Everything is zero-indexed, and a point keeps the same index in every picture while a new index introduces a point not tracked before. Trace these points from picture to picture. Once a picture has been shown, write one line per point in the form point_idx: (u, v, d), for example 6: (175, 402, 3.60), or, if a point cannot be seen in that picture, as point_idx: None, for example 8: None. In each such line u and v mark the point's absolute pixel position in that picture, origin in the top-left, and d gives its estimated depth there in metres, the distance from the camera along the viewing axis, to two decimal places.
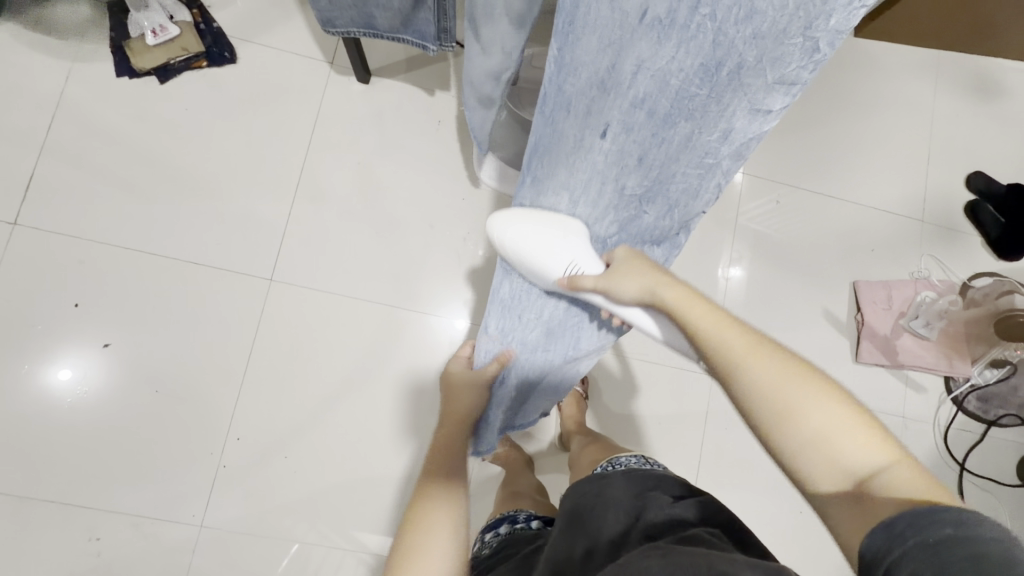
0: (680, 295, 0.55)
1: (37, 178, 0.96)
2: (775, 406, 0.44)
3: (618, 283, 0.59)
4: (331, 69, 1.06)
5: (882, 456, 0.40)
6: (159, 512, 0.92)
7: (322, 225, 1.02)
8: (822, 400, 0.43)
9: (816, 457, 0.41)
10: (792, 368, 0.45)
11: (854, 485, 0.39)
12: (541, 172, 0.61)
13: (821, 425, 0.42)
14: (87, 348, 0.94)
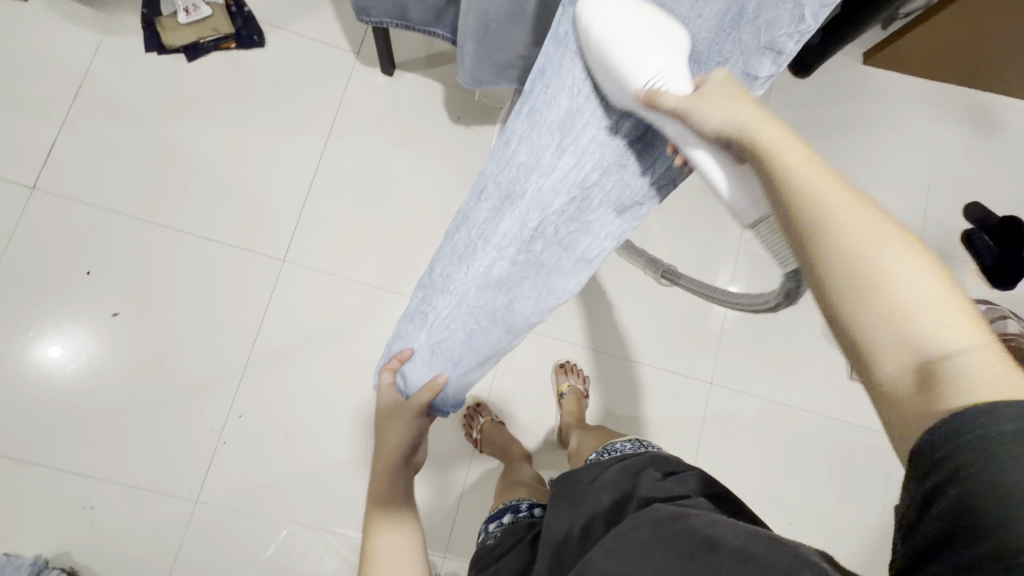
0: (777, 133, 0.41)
1: (59, 145, 0.97)
2: (863, 257, 0.32)
3: (703, 107, 0.46)
4: (356, 60, 1.08)
5: (967, 335, 0.29)
6: (155, 485, 0.92)
7: (337, 210, 1.04)
8: (899, 249, 0.32)
9: (900, 334, 0.30)
10: (890, 230, 0.33)
11: (919, 366, 0.29)
12: (518, 132, 0.63)
13: (917, 290, 0.31)
14: (96, 316, 0.94)
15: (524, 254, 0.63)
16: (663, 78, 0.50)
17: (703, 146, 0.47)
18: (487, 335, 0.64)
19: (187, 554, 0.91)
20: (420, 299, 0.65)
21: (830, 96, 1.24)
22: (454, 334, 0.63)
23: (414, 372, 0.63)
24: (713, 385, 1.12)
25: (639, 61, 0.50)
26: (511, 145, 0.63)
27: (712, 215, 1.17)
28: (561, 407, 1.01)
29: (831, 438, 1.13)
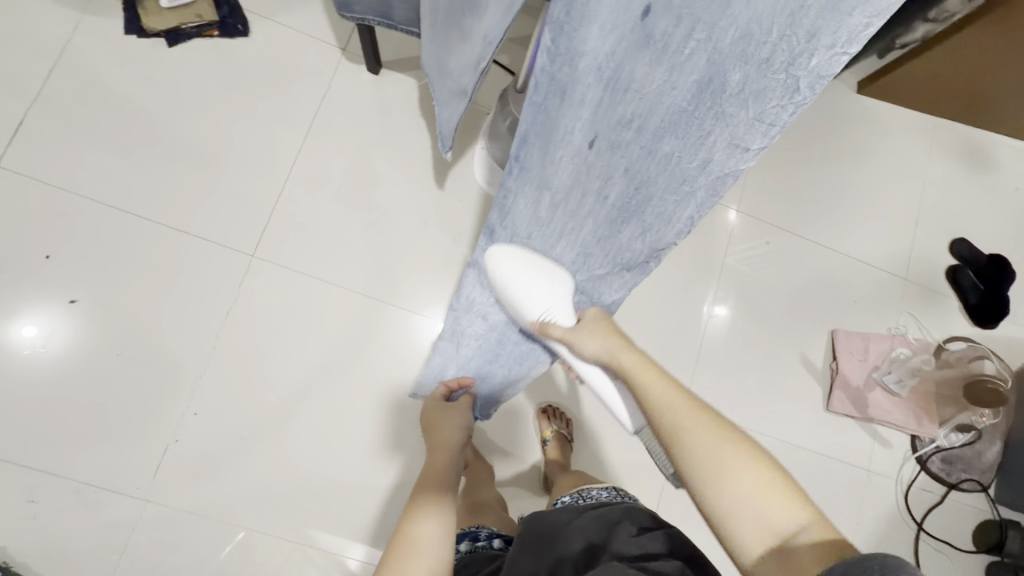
0: (634, 361, 0.62)
1: (28, 123, 0.94)
2: (713, 468, 0.50)
3: (586, 345, 0.67)
4: (342, 56, 1.06)
5: (794, 515, 0.47)
6: (101, 481, 0.88)
7: (313, 207, 1.01)
8: (734, 458, 0.51)
9: (748, 526, 0.48)
10: (730, 441, 0.52)
11: (775, 543, 0.46)
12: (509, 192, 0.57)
13: (750, 489, 0.49)
14: (53, 302, 0.91)
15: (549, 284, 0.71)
16: (553, 315, 0.68)
17: (590, 366, 0.69)
18: (513, 350, 0.78)
19: (131, 554, 0.88)
20: (451, 320, 0.75)
21: (822, 122, 1.23)
22: (480, 351, 0.78)
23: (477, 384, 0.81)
24: None
25: (532, 299, 0.67)
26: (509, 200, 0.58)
27: (698, 235, 1.15)
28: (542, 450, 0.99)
29: (805, 470, 1.10)
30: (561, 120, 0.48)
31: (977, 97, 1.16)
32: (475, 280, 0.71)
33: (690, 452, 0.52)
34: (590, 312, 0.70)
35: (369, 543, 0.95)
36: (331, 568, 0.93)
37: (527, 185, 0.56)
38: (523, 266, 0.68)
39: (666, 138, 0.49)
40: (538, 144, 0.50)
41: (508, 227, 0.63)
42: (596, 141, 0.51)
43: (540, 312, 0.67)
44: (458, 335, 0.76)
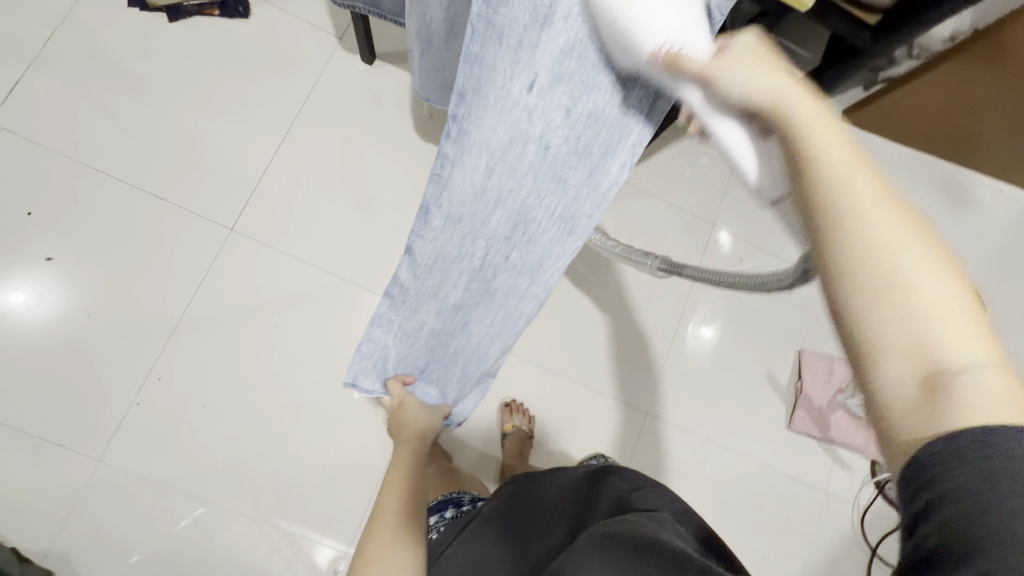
0: (811, 107, 0.37)
1: (23, 84, 0.97)
2: (874, 270, 0.31)
3: (724, 73, 0.40)
4: (338, 44, 1.09)
5: (979, 352, 0.28)
6: (58, 438, 0.89)
7: (296, 187, 1.03)
8: (932, 263, 0.30)
9: (911, 353, 0.29)
10: (918, 229, 0.31)
11: (931, 375, 0.28)
12: (449, 158, 0.45)
13: (934, 299, 0.29)
14: (30, 258, 0.93)
15: (474, 282, 0.57)
16: (684, 36, 0.40)
17: (725, 113, 0.42)
18: (449, 364, 0.70)
19: (80, 512, 0.88)
20: (378, 319, 0.59)
21: None
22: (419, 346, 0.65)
23: (420, 389, 0.73)
24: (651, 415, 1.11)
25: (655, 18, 0.40)
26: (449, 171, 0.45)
27: (673, 246, 1.17)
28: (504, 445, 1.00)
29: (761, 484, 1.11)
30: (497, 61, 0.41)
31: (957, 132, 1.19)
32: (407, 271, 0.53)
33: (852, 224, 0.32)
34: (745, 34, 0.41)
35: (321, 522, 0.96)
36: (281, 542, 0.94)
37: (467, 154, 0.44)
38: (452, 255, 0.53)
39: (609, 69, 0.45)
40: (477, 101, 0.42)
41: (447, 207, 0.47)
42: (537, 81, 0.43)
43: (667, 34, 0.40)
44: (394, 325, 0.60)
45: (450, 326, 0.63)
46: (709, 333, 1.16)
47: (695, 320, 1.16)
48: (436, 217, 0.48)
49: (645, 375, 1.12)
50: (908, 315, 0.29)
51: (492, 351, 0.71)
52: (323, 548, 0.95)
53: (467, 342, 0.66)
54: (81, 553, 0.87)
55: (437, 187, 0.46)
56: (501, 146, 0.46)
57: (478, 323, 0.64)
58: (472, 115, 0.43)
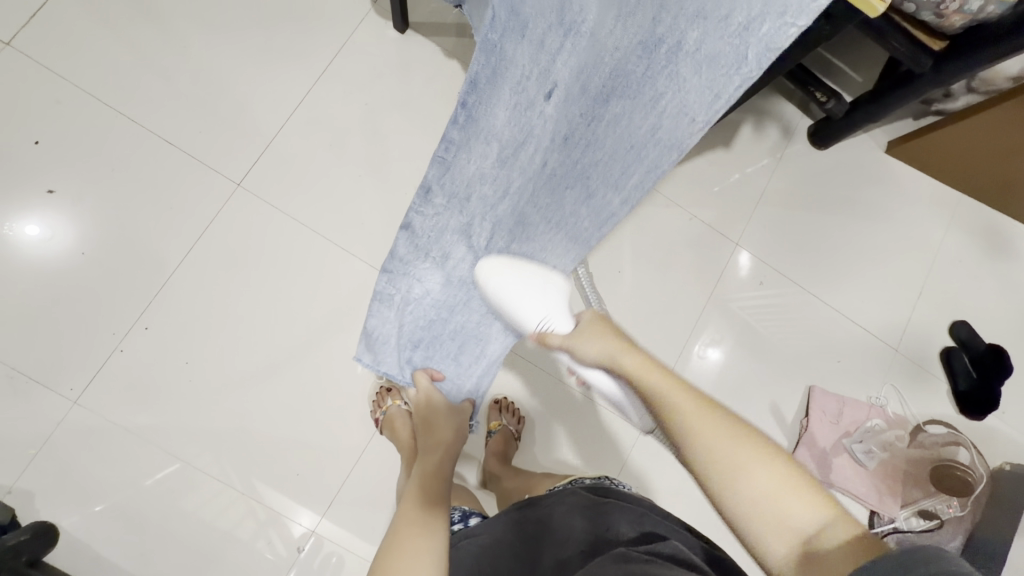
0: (640, 363, 0.52)
1: (46, 9, 0.95)
2: (722, 479, 0.44)
3: (581, 345, 0.57)
4: (372, 8, 1.05)
5: (822, 514, 0.41)
6: (36, 374, 0.87)
7: (311, 150, 1.00)
8: (751, 451, 0.44)
9: (769, 524, 0.42)
10: (736, 430, 0.45)
11: (799, 548, 0.41)
12: (454, 142, 0.46)
13: (767, 485, 0.43)
14: (32, 187, 0.91)
15: (480, 260, 0.60)
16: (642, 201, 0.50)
17: (592, 369, 0.58)
18: (444, 343, 0.70)
19: (48, 452, 0.86)
20: (383, 282, 0.61)
21: (842, 173, 1.20)
22: (417, 317, 0.66)
23: (448, 381, 0.75)
24: (645, 432, 1.06)
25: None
26: (447, 156, 0.47)
27: (689, 261, 1.12)
28: (488, 444, 0.97)
29: None
30: (516, 54, 0.41)
31: (1006, 182, 1.13)
32: (406, 244, 0.57)
33: (703, 466, 0.45)
34: (587, 312, 0.60)
35: (290, 495, 0.93)
36: (247, 513, 0.91)
37: (474, 139, 0.46)
38: (458, 231, 0.56)
39: (613, 100, 0.47)
40: (490, 91, 0.43)
41: (448, 185, 0.50)
42: (555, 89, 0.44)
43: (536, 322, 0.60)
44: (397, 301, 0.63)
45: (450, 304, 0.65)
46: (716, 356, 1.11)
47: (701, 343, 1.11)
48: (438, 196, 0.51)
49: None
50: (756, 513, 0.42)
51: (496, 334, 0.69)
52: (296, 524, 0.93)
53: (463, 317, 0.67)
54: (43, 493, 0.85)
55: (440, 168, 0.48)
56: (512, 138, 0.47)
57: (479, 302, 0.65)
58: (482, 103, 0.44)
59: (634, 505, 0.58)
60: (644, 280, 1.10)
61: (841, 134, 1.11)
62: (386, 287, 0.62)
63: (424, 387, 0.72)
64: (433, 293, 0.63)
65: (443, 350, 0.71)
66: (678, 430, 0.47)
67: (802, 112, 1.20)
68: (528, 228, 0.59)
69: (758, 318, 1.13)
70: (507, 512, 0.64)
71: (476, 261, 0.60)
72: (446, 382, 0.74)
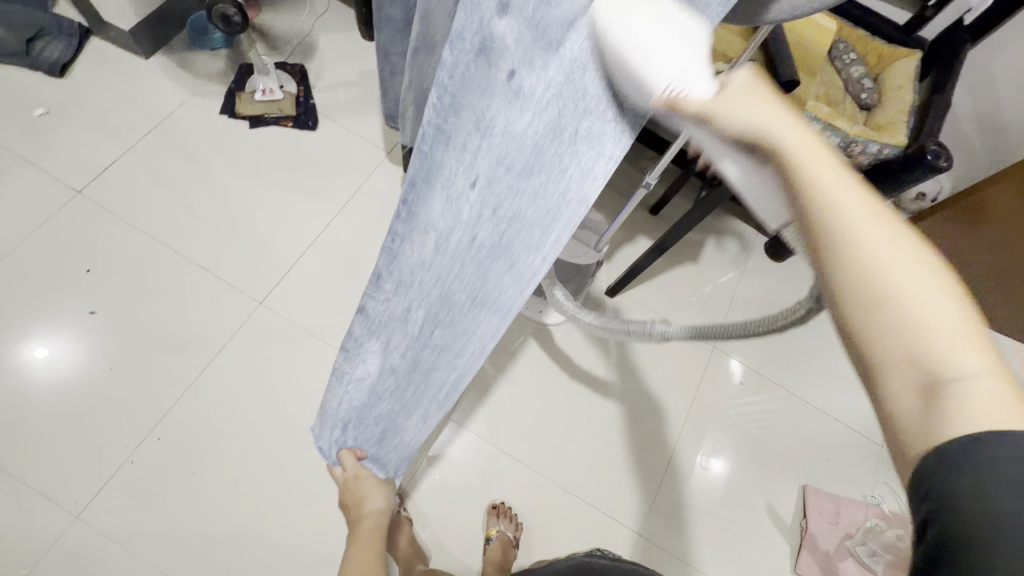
0: (805, 144, 0.33)
1: (115, 164, 1.14)
2: (870, 290, 0.30)
3: (732, 112, 0.35)
4: (386, 157, 1.26)
5: (977, 359, 0.28)
6: (44, 487, 0.90)
7: (326, 271, 1.13)
8: (917, 267, 0.30)
9: (905, 348, 0.29)
10: (903, 239, 0.31)
11: (929, 383, 0.28)
12: (398, 233, 0.48)
13: (938, 314, 0.28)
14: (75, 309, 1.02)
15: (404, 356, 0.62)
16: (686, 85, 0.35)
17: (723, 151, 0.38)
18: (377, 432, 0.74)
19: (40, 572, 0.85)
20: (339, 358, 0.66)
21: (801, 281, 1.34)
22: (355, 394, 0.68)
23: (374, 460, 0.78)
24: (644, 538, 1.06)
25: (655, 61, 0.33)
26: (394, 243, 0.49)
27: (671, 364, 1.21)
28: (485, 551, 0.96)
29: None
30: (446, 160, 0.42)
31: None
32: (360, 325, 0.60)
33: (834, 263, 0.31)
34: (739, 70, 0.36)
35: None
36: None
37: (416, 231, 0.47)
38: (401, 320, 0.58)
39: (536, 175, 0.42)
40: (425, 188, 0.44)
41: (396, 274, 0.52)
42: (478, 181, 0.42)
43: (670, 79, 0.35)
44: (345, 378, 0.67)
45: (375, 391, 0.67)
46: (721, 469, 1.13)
47: (708, 453, 1.14)
48: (388, 283, 0.54)
49: (640, 493, 1.09)
50: (900, 332, 0.29)
51: (411, 426, 0.75)
52: None
53: (385, 407, 0.69)
54: None
55: (389, 257, 0.51)
56: (440, 228, 0.46)
57: (400, 393, 0.68)
58: (420, 200, 0.45)
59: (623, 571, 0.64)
60: (631, 383, 1.18)
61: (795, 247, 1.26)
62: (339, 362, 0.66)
63: (351, 467, 0.78)
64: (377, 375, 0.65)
65: (365, 433, 0.74)
66: (800, 179, 0.33)
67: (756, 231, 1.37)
68: (448, 339, 0.60)
69: (752, 423, 1.18)
70: None
71: (400, 360, 0.63)
72: (368, 447, 0.76)
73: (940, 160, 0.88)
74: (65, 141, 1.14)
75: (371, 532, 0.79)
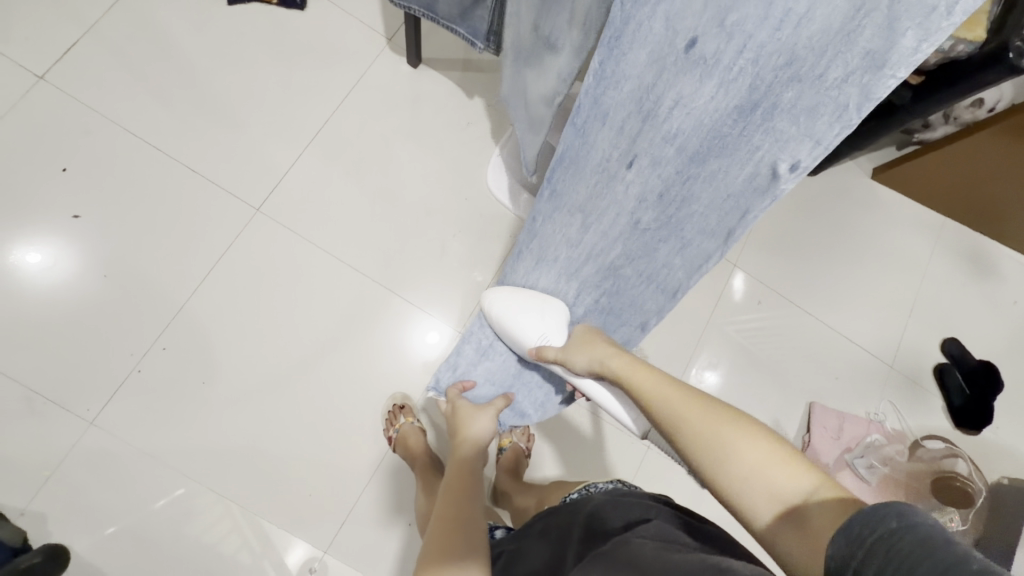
0: (627, 366, 0.61)
1: (79, 45, 1.00)
2: (720, 460, 0.46)
3: (573, 358, 0.67)
4: (386, 45, 1.11)
5: (806, 479, 0.42)
6: (54, 395, 0.89)
7: (327, 176, 1.05)
8: (746, 439, 0.46)
9: (756, 494, 0.43)
10: (727, 414, 0.49)
11: (787, 505, 0.42)
12: (546, 202, 0.66)
13: (752, 462, 0.45)
14: (58, 213, 0.94)
15: (572, 305, 0.74)
16: None
17: (584, 381, 0.68)
18: (528, 379, 0.81)
19: (62, 474, 0.87)
20: (479, 330, 0.80)
21: (833, 198, 1.26)
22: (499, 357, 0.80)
23: (480, 391, 0.81)
24: (651, 449, 1.08)
25: None
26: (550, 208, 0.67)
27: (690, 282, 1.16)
28: (499, 460, 0.98)
29: (757, 535, 1.08)
30: (611, 104, 0.54)
31: (987, 205, 1.20)
32: (511, 289, 0.77)
33: (693, 451, 0.49)
34: None
35: (302, 517, 0.94)
36: (265, 535, 0.92)
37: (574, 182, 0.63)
38: (552, 281, 0.74)
39: (712, 157, 0.55)
40: (590, 130, 0.57)
41: (539, 242, 0.71)
42: (637, 156, 0.58)
43: None
44: (485, 348, 0.80)
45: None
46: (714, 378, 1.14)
47: (699, 365, 1.14)
48: (536, 245, 0.72)
49: None
50: (731, 481, 0.45)
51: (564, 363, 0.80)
52: (302, 549, 0.93)
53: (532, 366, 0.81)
54: (57, 515, 0.86)
55: (540, 221, 0.69)
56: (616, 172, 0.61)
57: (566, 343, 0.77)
58: (585, 135, 0.57)
59: (646, 507, 0.57)
60: None
61: (826, 161, 1.19)
62: (482, 337, 0.80)
63: (459, 391, 0.80)
64: (521, 343, 0.77)
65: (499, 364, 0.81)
66: (665, 419, 0.53)
67: None
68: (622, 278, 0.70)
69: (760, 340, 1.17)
70: (529, 524, 0.66)
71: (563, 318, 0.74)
72: (484, 369, 0.81)
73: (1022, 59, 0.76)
74: (15, 15, 0.99)
75: (462, 463, 0.74)
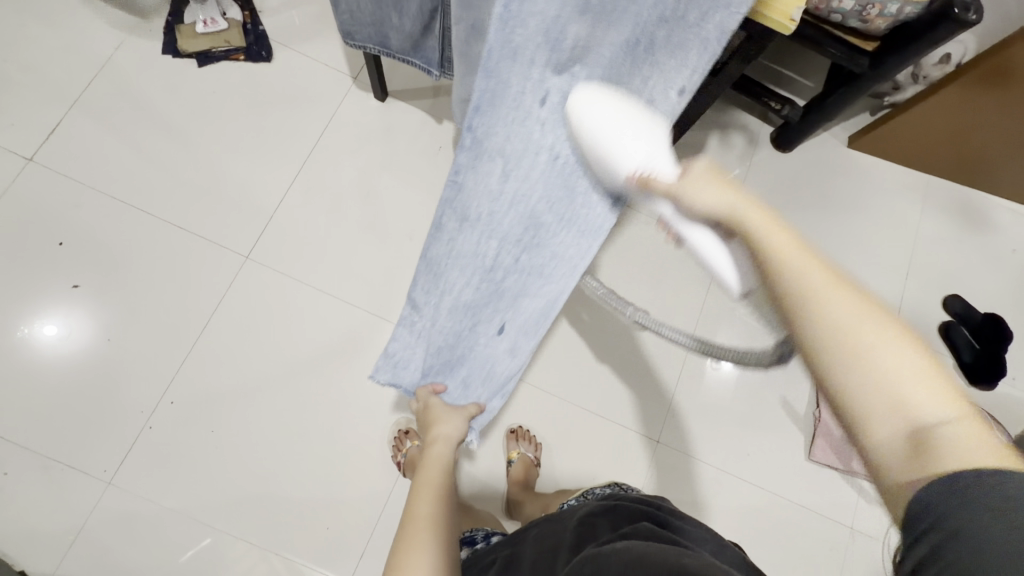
0: (761, 221, 0.45)
1: (62, 123, 1.05)
2: (853, 335, 0.37)
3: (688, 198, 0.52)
4: (353, 83, 1.15)
5: (950, 407, 0.35)
6: (71, 460, 0.91)
7: (309, 216, 1.07)
8: (890, 336, 0.36)
9: (887, 404, 0.35)
10: (874, 307, 0.38)
11: (917, 431, 0.34)
12: (465, 163, 0.62)
13: (899, 365, 0.36)
14: (58, 284, 0.98)
15: (485, 282, 0.69)
16: (653, 165, 0.57)
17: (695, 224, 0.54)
18: (468, 367, 0.76)
19: (86, 537, 0.89)
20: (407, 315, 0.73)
21: (813, 170, 1.27)
22: (429, 346, 0.74)
23: (450, 389, 0.77)
24: (662, 444, 1.08)
25: (625, 149, 0.58)
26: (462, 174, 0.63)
27: (679, 271, 1.17)
28: (508, 472, 0.99)
29: (781, 517, 1.07)
30: (511, 76, 0.56)
31: (967, 156, 1.20)
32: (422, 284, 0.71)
33: (820, 311, 0.38)
34: (703, 159, 0.53)
35: (323, 551, 0.95)
36: None
37: (481, 158, 0.62)
38: (471, 248, 0.67)
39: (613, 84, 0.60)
40: (491, 110, 0.58)
41: (459, 205, 0.65)
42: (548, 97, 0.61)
43: (637, 161, 0.58)
44: (415, 331, 0.73)
45: (458, 330, 0.73)
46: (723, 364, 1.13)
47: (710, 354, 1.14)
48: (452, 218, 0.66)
49: (657, 405, 1.09)
50: (877, 386, 0.36)
51: (500, 359, 0.77)
52: None
53: (469, 353, 0.75)
54: None
55: (454, 189, 0.64)
56: (517, 151, 0.63)
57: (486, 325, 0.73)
58: (484, 122, 0.59)
59: (638, 513, 0.57)
60: (639, 295, 1.15)
61: (801, 135, 1.18)
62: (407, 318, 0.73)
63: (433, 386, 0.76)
64: (442, 316, 0.72)
65: (438, 351, 0.74)
66: (773, 269, 0.42)
67: (762, 121, 1.27)
68: (536, 233, 0.69)
69: None
70: (523, 535, 0.66)
71: (480, 296, 0.70)
72: (427, 351, 0.74)
73: (968, 13, 0.77)
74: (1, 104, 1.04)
75: (437, 462, 0.73)
